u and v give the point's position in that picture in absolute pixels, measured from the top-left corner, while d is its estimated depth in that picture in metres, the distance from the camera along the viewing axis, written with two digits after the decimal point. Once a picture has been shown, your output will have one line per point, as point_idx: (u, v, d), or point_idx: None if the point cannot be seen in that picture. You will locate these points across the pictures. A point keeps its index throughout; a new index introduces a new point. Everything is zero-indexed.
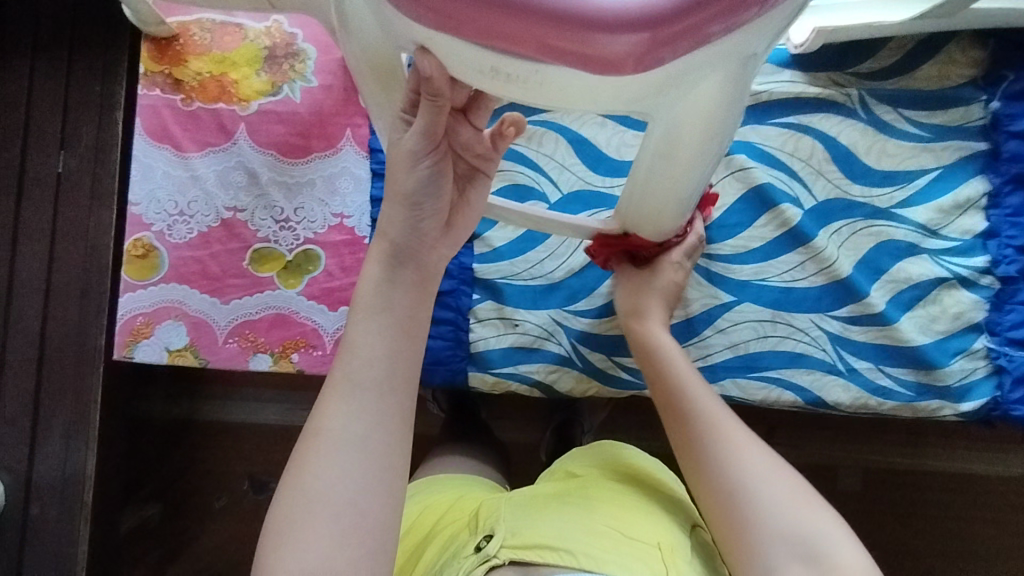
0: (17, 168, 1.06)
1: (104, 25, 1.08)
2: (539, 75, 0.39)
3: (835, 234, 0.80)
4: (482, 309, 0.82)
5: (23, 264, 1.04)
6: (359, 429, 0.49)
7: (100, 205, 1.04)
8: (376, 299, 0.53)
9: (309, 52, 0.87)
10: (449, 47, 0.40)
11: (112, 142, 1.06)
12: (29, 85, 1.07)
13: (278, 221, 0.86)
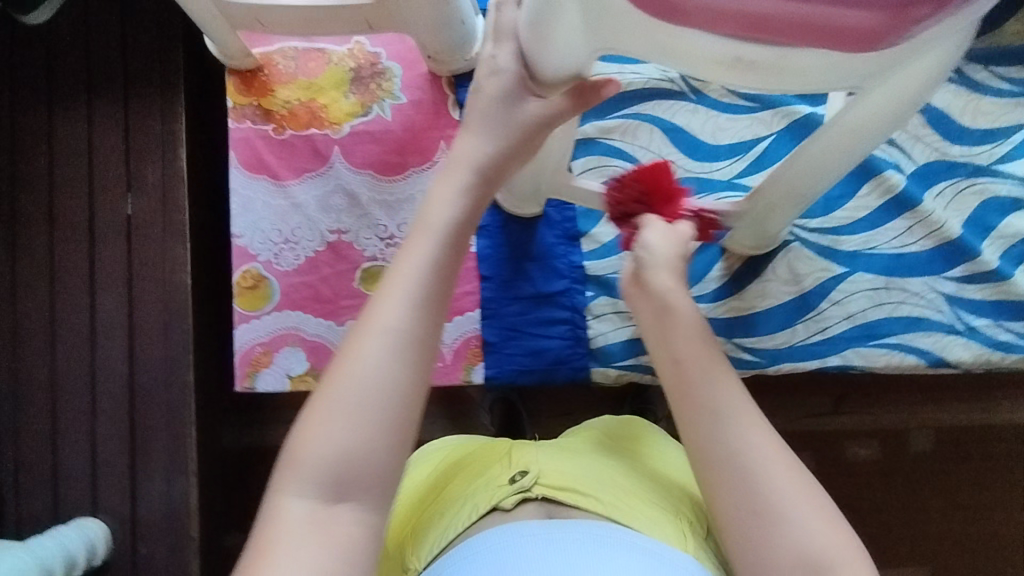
0: (85, 211, 1.06)
1: (157, 62, 1.08)
2: (774, 60, 0.36)
3: (940, 196, 0.81)
4: (597, 305, 0.83)
5: (102, 307, 1.04)
6: (400, 322, 0.51)
7: (174, 242, 1.05)
8: (449, 220, 0.55)
9: (394, 69, 0.88)
10: (679, 45, 0.38)
11: (179, 178, 1.06)
12: (88, 127, 1.07)
13: (383, 239, 0.87)
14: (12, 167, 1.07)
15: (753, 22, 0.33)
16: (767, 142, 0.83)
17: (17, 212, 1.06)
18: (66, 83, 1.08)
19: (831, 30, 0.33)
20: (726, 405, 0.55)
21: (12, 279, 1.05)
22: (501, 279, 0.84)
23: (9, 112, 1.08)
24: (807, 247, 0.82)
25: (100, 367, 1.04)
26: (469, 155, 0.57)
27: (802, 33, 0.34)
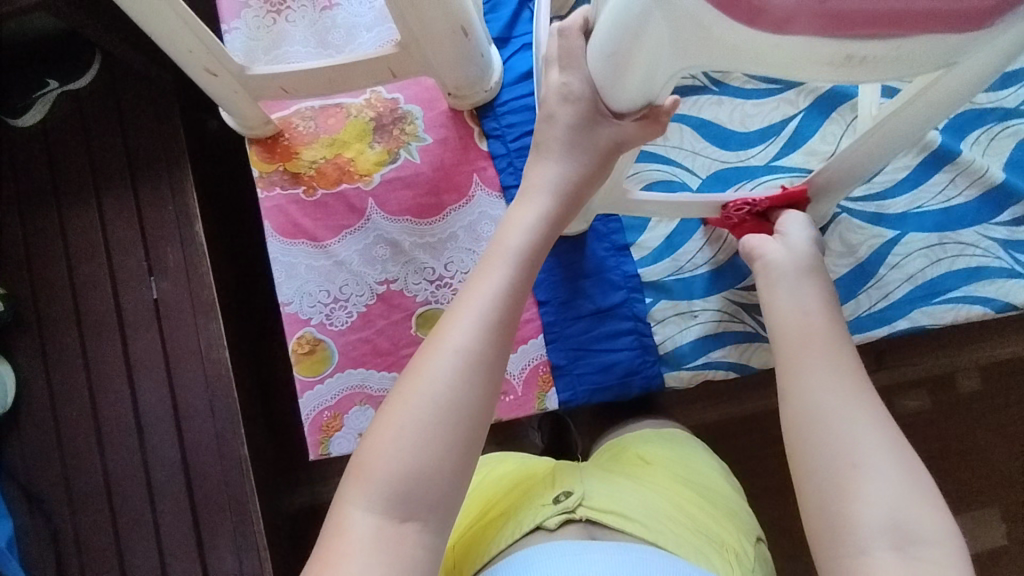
0: (112, 304, 1.04)
1: (160, 143, 1.07)
2: (879, 52, 0.36)
3: (975, 145, 0.83)
4: (658, 310, 0.83)
5: (144, 397, 1.02)
6: (476, 346, 0.51)
7: (205, 317, 1.03)
8: (520, 246, 0.56)
9: (415, 112, 0.88)
10: (777, 57, 0.38)
11: (201, 253, 1.04)
12: (102, 219, 1.06)
13: (432, 281, 0.86)
14: (32, 273, 1.06)
15: (859, 18, 0.34)
16: (796, 121, 0.84)
17: (44, 317, 1.05)
18: (74, 179, 1.07)
19: (943, 7, 0.33)
20: (842, 371, 0.54)
21: (49, 385, 1.03)
22: (559, 301, 0.83)
23: (21, 219, 1.07)
24: (856, 217, 0.83)
25: (152, 459, 1.01)
26: (547, 180, 0.59)
27: (914, 17, 0.34)
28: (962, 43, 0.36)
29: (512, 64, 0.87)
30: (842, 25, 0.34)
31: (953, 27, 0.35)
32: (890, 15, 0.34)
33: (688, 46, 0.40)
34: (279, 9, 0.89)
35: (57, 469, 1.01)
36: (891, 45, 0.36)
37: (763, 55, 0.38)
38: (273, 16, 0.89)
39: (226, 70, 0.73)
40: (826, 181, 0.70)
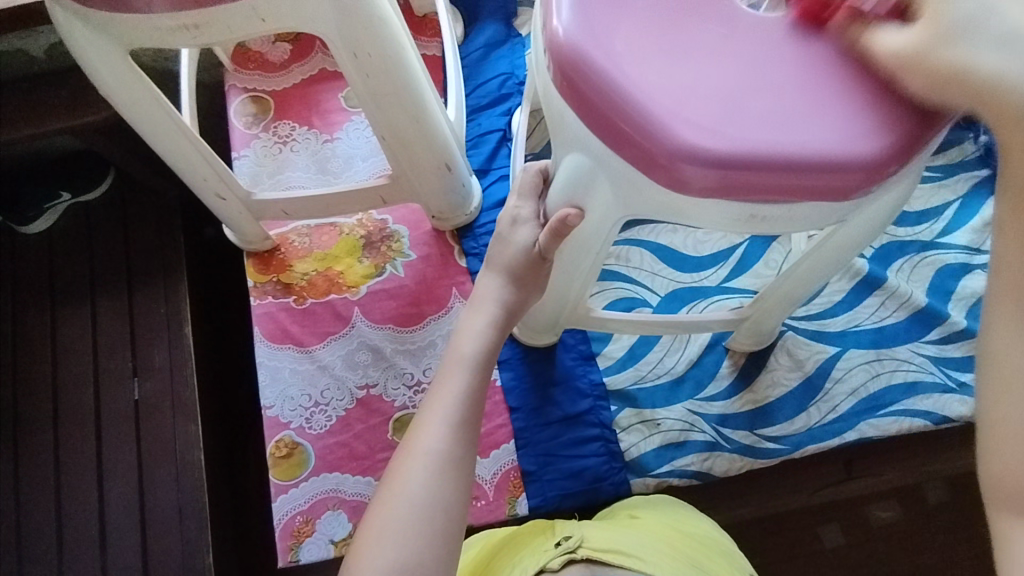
0: (92, 406, 1.06)
1: (160, 251, 1.14)
2: (781, 210, 0.46)
3: (900, 272, 0.92)
4: (622, 417, 0.87)
5: (112, 502, 1.02)
6: (443, 447, 0.56)
7: (184, 419, 1.05)
8: (473, 350, 0.62)
9: (401, 231, 0.97)
10: (704, 211, 0.47)
11: (187, 354, 1.08)
12: (93, 321, 1.11)
13: (411, 386, 0.90)
14: (15, 375, 1.08)
15: (764, 189, 0.44)
16: (742, 248, 0.94)
17: (21, 418, 1.06)
18: (72, 284, 1.13)
19: (823, 182, 0.43)
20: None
21: (17, 489, 1.03)
22: (529, 408, 0.88)
23: (14, 322, 1.11)
24: (801, 334, 0.91)
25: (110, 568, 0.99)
26: (490, 292, 0.65)
27: (803, 189, 0.44)
28: (834, 208, 0.47)
29: (491, 192, 0.97)
30: (749, 193, 0.44)
31: (821, 200, 0.45)
32: (780, 187, 0.44)
33: (634, 198, 0.50)
34: (285, 140, 1.01)
35: None
36: (777, 210, 0.46)
37: (682, 211, 0.48)
38: (279, 146, 1.01)
39: (233, 194, 0.82)
40: (761, 305, 0.79)
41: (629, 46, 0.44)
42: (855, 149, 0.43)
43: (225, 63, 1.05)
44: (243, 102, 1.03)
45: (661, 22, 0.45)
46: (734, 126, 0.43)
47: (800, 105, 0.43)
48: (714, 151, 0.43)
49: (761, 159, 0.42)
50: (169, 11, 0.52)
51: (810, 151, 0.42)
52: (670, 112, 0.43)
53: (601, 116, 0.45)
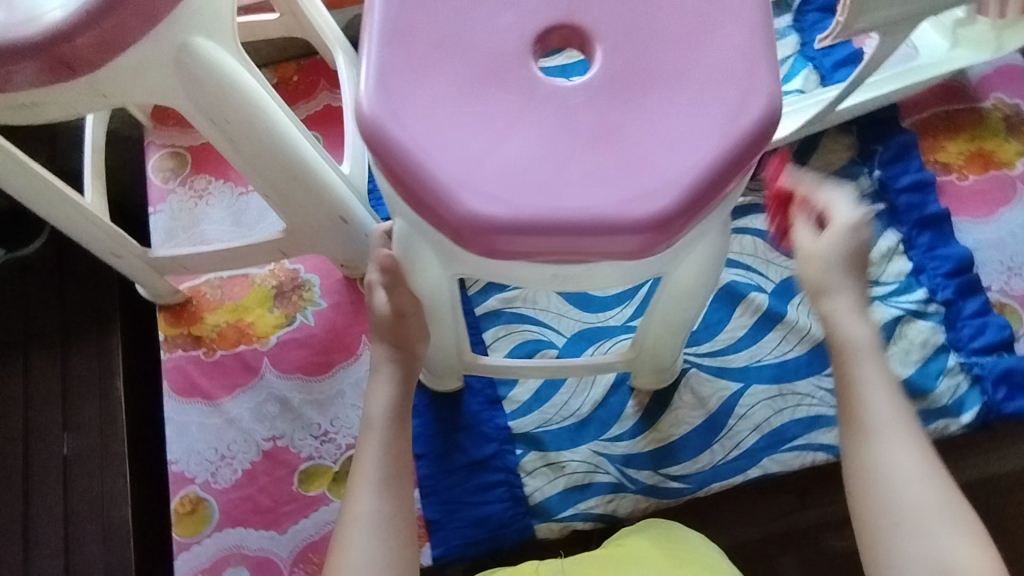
0: (20, 466, 1.08)
1: (96, 303, 1.16)
2: (579, 269, 0.52)
3: (801, 305, 0.93)
4: (527, 461, 0.87)
5: (37, 564, 1.03)
6: (375, 510, 0.64)
7: (113, 476, 1.07)
8: (382, 413, 0.67)
9: (313, 280, 0.98)
10: (515, 270, 0.53)
11: (120, 408, 1.09)
12: (25, 376, 1.12)
13: (318, 436, 0.91)
14: None
15: (555, 253, 0.49)
16: (646, 287, 0.95)
17: None
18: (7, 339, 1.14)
19: (609, 245, 0.48)
20: (892, 423, 0.63)
21: None
22: (435, 455, 0.88)
23: None
24: (705, 370, 0.91)
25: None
26: None
27: (592, 252, 0.49)
28: (629, 263, 0.52)
29: None
30: (544, 256, 0.49)
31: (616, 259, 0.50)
32: (570, 251, 0.48)
33: (455, 258, 0.55)
34: (201, 193, 1.03)
35: None
36: (573, 268, 0.51)
37: (502, 271, 0.53)
38: (195, 199, 1.03)
39: (130, 252, 0.83)
40: (650, 348, 0.80)
41: (422, 124, 0.49)
42: (634, 213, 0.47)
43: (144, 121, 1.07)
44: (161, 157, 1.05)
45: (454, 101, 0.50)
46: (519, 197, 0.48)
47: (582, 177, 0.48)
48: (502, 219, 0.47)
49: (545, 226, 0.47)
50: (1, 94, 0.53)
51: (590, 215, 0.47)
52: (460, 185, 0.48)
53: (404, 188, 0.49)
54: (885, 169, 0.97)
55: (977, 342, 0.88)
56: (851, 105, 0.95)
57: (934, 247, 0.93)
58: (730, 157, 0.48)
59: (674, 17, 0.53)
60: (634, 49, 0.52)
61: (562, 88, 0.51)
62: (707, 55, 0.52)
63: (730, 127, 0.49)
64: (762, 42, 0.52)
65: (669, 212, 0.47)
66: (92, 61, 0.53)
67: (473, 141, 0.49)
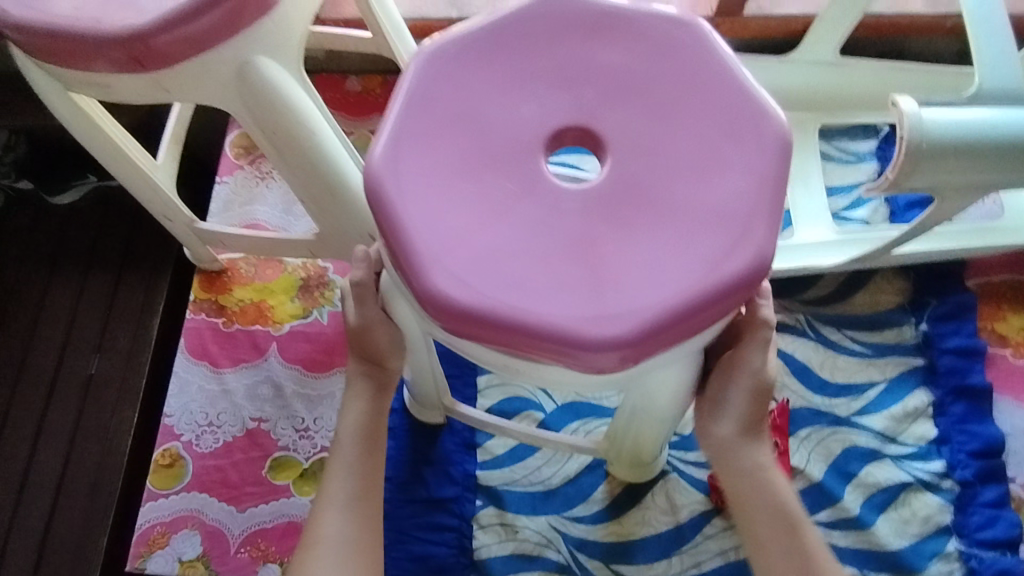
0: (51, 373, 1.31)
1: (157, 246, 1.38)
2: (535, 368, 0.54)
3: (804, 441, 0.88)
4: (484, 515, 0.87)
5: (39, 463, 1.24)
6: (345, 533, 0.68)
7: (125, 404, 1.27)
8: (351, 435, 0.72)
9: (337, 282, 1.03)
10: (476, 353, 0.55)
11: (148, 341, 1.32)
12: (80, 297, 1.35)
13: (298, 430, 0.94)
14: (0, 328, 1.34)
15: (510, 347, 0.51)
16: None
17: None
18: (75, 259, 1.38)
19: (564, 350, 0.50)
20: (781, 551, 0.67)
21: None
22: (398, 481, 0.89)
23: (20, 280, 1.37)
24: (684, 478, 0.88)
25: (21, 510, 1.21)
26: None
27: (545, 354, 0.51)
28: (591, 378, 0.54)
29: None
30: (499, 346, 0.51)
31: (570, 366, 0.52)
32: (524, 348, 0.51)
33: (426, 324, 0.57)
34: (264, 176, 1.10)
35: None
36: (528, 366, 0.54)
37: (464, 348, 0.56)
38: (257, 180, 1.10)
39: (179, 217, 0.90)
40: (628, 440, 0.78)
41: (418, 194, 0.53)
42: (594, 330, 0.49)
43: None
44: (239, 134, 1.13)
45: (454, 181, 0.53)
46: (487, 286, 0.51)
47: (553, 283, 0.51)
48: (464, 302, 0.50)
49: (503, 320, 0.50)
50: (83, 69, 0.60)
51: (550, 321, 0.50)
52: (437, 260, 0.51)
53: (388, 248, 0.53)
54: (932, 325, 0.92)
55: (984, 533, 0.81)
56: (913, 251, 0.90)
57: (965, 421, 0.87)
58: (702, 298, 0.50)
59: (687, 148, 0.55)
60: (641, 172, 0.54)
61: (560, 191, 0.53)
62: (710, 192, 0.53)
63: (710, 269, 0.51)
64: (766, 195, 0.53)
65: (625, 335, 0.49)
66: (161, 57, 0.59)
67: (460, 222, 0.52)
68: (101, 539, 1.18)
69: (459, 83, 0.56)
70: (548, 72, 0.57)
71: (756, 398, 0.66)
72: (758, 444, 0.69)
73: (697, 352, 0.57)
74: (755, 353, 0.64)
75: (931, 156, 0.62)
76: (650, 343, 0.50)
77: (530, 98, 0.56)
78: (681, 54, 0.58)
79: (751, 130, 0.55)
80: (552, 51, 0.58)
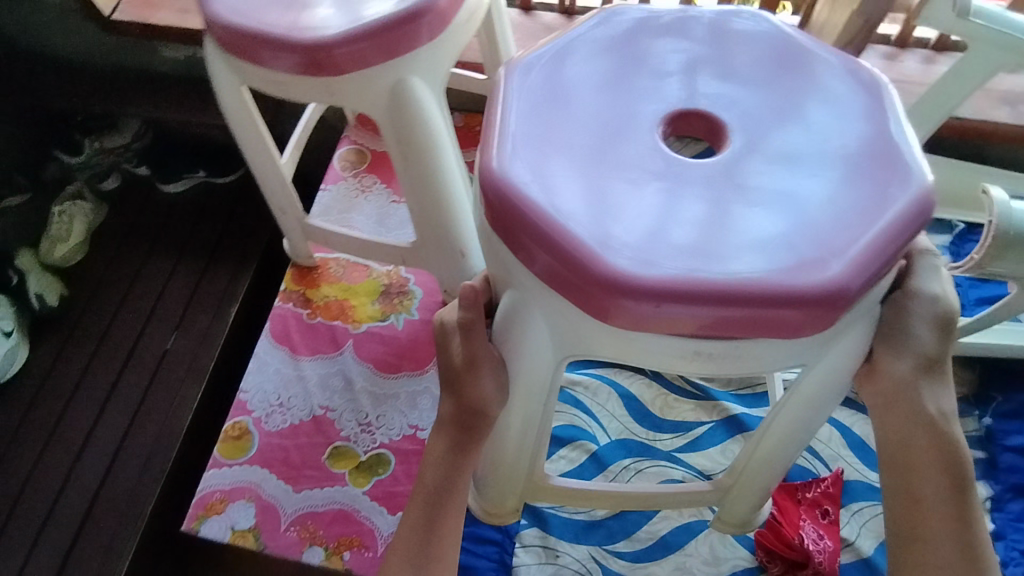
0: (130, 345, 1.39)
1: (246, 242, 1.49)
2: (729, 346, 0.56)
3: (857, 514, 0.89)
4: (527, 534, 0.89)
5: (102, 427, 1.30)
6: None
7: (192, 382, 1.34)
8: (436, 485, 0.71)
9: (416, 293, 1.10)
10: (658, 345, 0.57)
11: (223, 327, 1.40)
12: (169, 278, 1.46)
13: (361, 423, 0.99)
14: (91, 297, 1.44)
15: (708, 326, 0.53)
16: (703, 427, 0.96)
17: (76, 331, 1.40)
18: (172, 244, 1.49)
19: (767, 315, 0.52)
20: (938, 496, 0.66)
21: (37, 390, 1.33)
22: None
23: (119, 256, 1.48)
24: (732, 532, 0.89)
25: (78, 467, 1.26)
26: None
27: (748, 324, 0.53)
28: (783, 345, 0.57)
29: None
30: (696, 326, 0.53)
31: (772, 335, 0.54)
32: (726, 321, 0.53)
33: (581, 332, 0.59)
34: (364, 189, 1.20)
35: (27, 461, 1.26)
36: (718, 345, 0.56)
37: (637, 343, 0.57)
38: (358, 192, 1.20)
39: (293, 210, 0.99)
40: (742, 484, 0.77)
41: (575, 184, 0.57)
42: (793, 283, 0.52)
43: (350, 119, 1.28)
44: (348, 150, 1.24)
45: (604, 168, 0.59)
46: (668, 264, 0.53)
47: (721, 253, 0.54)
48: (656, 280, 0.52)
49: (696, 296, 0.52)
50: (268, 67, 0.71)
51: (745, 286, 0.52)
52: (608, 247, 0.53)
53: (548, 260, 0.54)
54: (995, 420, 0.92)
55: None
56: (979, 341, 0.92)
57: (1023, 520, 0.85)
58: (886, 240, 0.54)
59: (793, 140, 0.61)
60: (773, 164, 0.60)
61: (701, 178, 0.59)
62: (830, 165, 0.59)
63: (879, 215, 0.56)
64: (879, 158, 0.59)
65: (820, 293, 0.52)
66: (335, 66, 0.69)
67: (610, 202, 0.56)
68: (146, 507, 1.22)
69: (572, 94, 0.63)
70: (642, 85, 0.64)
71: (940, 330, 0.64)
72: (940, 389, 0.67)
73: (856, 333, 0.60)
74: (928, 281, 0.64)
75: (1015, 244, 0.65)
76: (847, 294, 0.53)
77: (642, 101, 0.63)
78: (761, 68, 0.67)
79: (847, 111, 0.63)
80: (642, 67, 0.66)
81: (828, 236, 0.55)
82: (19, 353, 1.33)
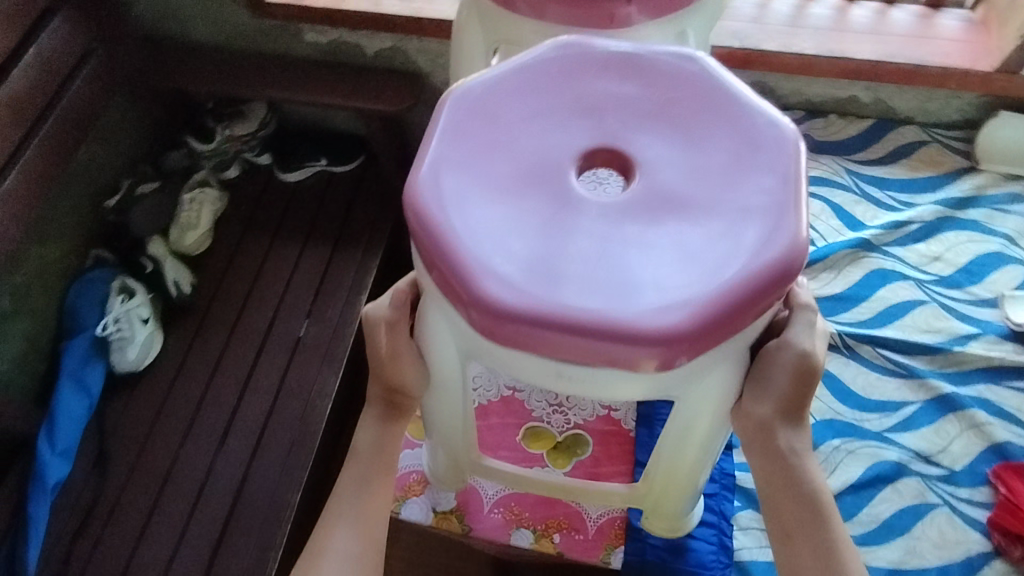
0: (263, 330, 1.36)
1: (368, 229, 1.46)
2: (587, 374, 0.56)
3: None
4: (742, 517, 0.92)
5: (242, 415, 1.28)
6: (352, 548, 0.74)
7: (329, 368, 1.32)
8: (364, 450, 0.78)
9: None
10: (517, 363, 0.58)
11: (353, 315, 1.37)
12: (295, 265, 1.43)
13: (552, 404, 0.96)
14: (219, 285, 1.41)
15: (560, 351, 0.54)
16: (913, 407, 0.93)
17: (206, 317, 1.38)
18: (293, 230, 1.47)
19: (624, 350, 0.52)
20: (807, 527, 0.66)
21: (173, 379, 1.31)
22: None
23: (242, 243, 1.46)
24: (955, 516, 0.86)
25: (221, 454, 1.25)
26: None
27: (599, 356, 0.53)
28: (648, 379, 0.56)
29: None
30: (552, 351, 0.54)
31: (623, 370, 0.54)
32: (581, 350, 0.53)
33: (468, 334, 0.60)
34: None
35: (170, 452, 1.24)
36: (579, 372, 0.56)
37: (513, 359, 0.58)
38: None
39: None
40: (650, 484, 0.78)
41: (466, 206, 0.58)
42: (640, 323, 0.52)
43: None
44: None
45: (497, 194, 0.59)
46: (529, 288, 0.54)
47: (582, 285, 0.54)
48: (505, 300, 0.53)
49: (545, 321, 0.52)
50: (553, 24, 0.76)
51: (597, 320, 0.52)
52: (479, 267, 0.54)
53: (429, 256, 0.57)
54: None
55: None
56: None
57: None
58: (757, 286, 0.53)
59: (684, 174, 0.60)
60: (663, 195, 0.59)
61: (586, 203, 0.58)
62: (725, 204, 0.58)
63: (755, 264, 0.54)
64: (777, 200, 0.57)
65: (672, 334, 0.52)
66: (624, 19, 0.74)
67: (496, 221, 0.57)
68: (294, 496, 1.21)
69: (502, 112, 0.63)
70: (569, 106, 0.64)
71: (803, 382, 0.65)
72: (797, 431, 0.67)
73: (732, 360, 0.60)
74: (800, 335, 0.65)
75: None
76: (705, 337, 0.53)
77: (564, 126, 0.62)
78: (694, 94, 0.64)
79: (767, 155, 0.60)
80: (576, 91, 0.65)
81: (697, 274, 0.54)
82: (154, 342, 1.32)
